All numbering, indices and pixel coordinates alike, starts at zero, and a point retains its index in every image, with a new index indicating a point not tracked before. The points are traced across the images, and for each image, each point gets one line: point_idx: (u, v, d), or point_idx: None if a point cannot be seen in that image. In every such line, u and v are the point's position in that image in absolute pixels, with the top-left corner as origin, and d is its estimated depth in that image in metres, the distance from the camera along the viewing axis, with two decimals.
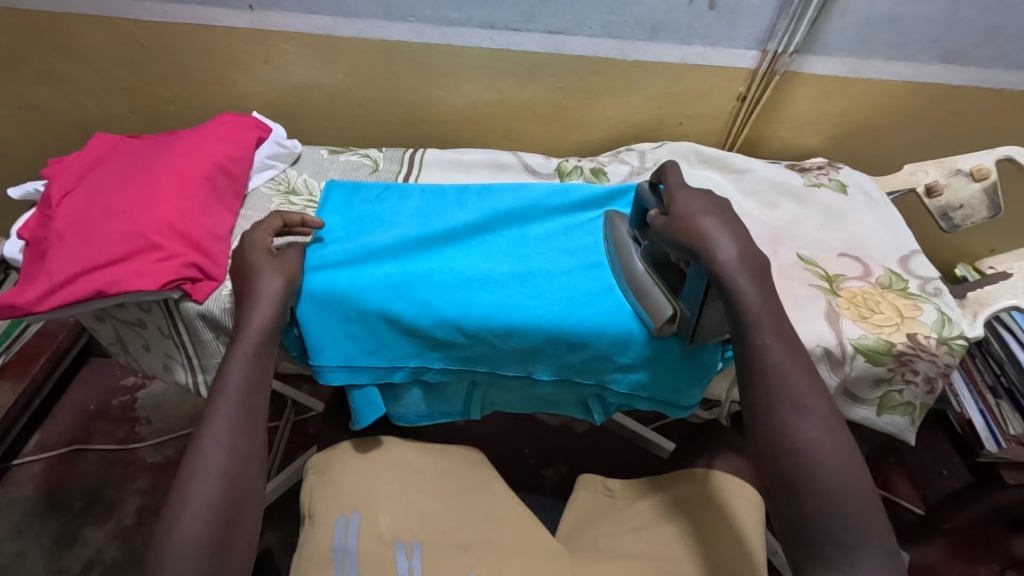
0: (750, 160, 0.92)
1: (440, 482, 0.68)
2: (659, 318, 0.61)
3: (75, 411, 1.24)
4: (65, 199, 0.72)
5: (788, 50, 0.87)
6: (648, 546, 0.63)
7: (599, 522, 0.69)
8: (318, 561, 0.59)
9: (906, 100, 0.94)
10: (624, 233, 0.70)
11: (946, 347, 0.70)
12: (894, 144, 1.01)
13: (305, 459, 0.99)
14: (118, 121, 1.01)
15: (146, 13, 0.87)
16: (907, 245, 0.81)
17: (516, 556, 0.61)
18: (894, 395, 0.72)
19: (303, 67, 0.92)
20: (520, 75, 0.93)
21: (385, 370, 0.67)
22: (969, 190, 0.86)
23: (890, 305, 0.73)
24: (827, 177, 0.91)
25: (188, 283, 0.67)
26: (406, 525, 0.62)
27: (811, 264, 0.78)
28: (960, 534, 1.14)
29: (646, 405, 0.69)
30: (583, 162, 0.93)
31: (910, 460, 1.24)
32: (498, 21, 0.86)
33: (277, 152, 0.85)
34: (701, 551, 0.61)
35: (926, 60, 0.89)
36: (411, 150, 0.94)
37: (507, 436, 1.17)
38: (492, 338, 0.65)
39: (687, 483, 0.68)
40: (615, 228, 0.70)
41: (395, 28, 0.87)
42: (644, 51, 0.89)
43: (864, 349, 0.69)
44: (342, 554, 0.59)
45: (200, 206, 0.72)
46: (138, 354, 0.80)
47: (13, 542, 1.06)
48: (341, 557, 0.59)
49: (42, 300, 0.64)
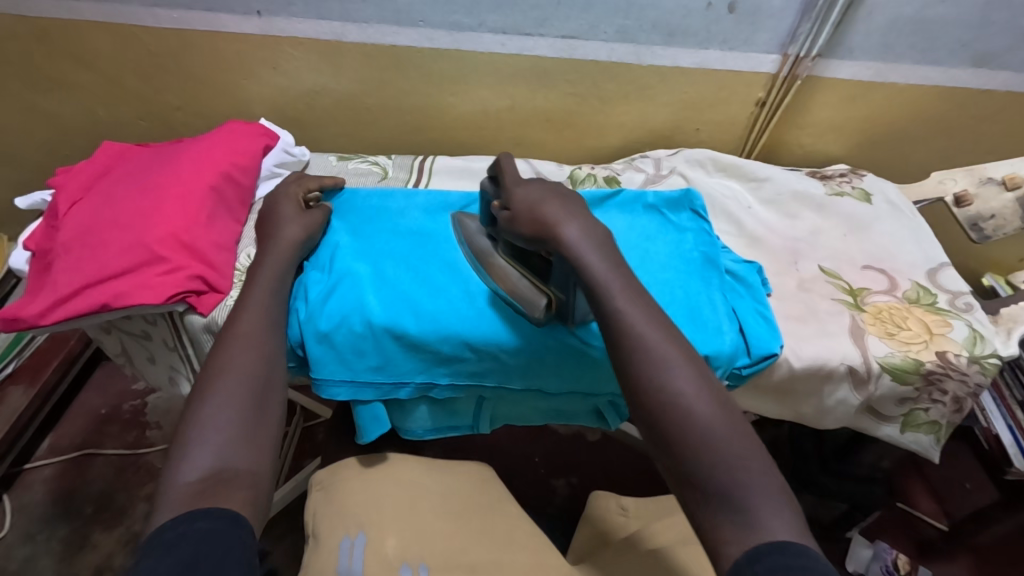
0: (770, 168, 0.89)
1: (446, 503, 0.65)
2: (535, 310, 0.59)
3: (87, 416, 1.24)
4: (71, 210, 0.71)
5: (810, 54, 0.84)
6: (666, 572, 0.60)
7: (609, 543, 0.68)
8: None
9: (935, 105, 0.91)
10: (474, 231, 0.69)
11: (978, 366, 0.67)
12: (920, 150, 0.97)
13: (310, 471, 0.98)
14: (127, 127, 1.00)
15: (154, 19, 0.86)
16: (936, 258, 0.78)
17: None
18: (920, 413, 0.69)
19: (312, 73, 0.91)
20: (532, 81, 0.91)
21: (390, 386, 0.66)
22: (1001, 200, 0.82)
23: (919, 322, 0.70)
24: (849, 184, 0.88)
25: (193, 295, 0.66)
26: (412, 546, 0.60)
27: (834, 277, 0.76)
28: (986, 552, 1.10)
29: None
30: (596, 170, 0.90)
31: (932, 474, 1.20)
32: (510, 26, 0.84)
33: (285, 160, 0.85)
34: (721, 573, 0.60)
35: (955, 64, 0.85)
36: (421, 158, 0.92)
37: (518, 446, 1.15)
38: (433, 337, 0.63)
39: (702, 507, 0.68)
40: (465, 228, 0.70)
41: (404, 33, 0.85)
42: (659, 56, 0.86)
43: (890, 367, 0.66)
44: None
45: (206, 216, 0.70)
46: (144, 365, 0.79)
47: (24, 547, 1.06)
48: None
49: (45, 314, 0.63)
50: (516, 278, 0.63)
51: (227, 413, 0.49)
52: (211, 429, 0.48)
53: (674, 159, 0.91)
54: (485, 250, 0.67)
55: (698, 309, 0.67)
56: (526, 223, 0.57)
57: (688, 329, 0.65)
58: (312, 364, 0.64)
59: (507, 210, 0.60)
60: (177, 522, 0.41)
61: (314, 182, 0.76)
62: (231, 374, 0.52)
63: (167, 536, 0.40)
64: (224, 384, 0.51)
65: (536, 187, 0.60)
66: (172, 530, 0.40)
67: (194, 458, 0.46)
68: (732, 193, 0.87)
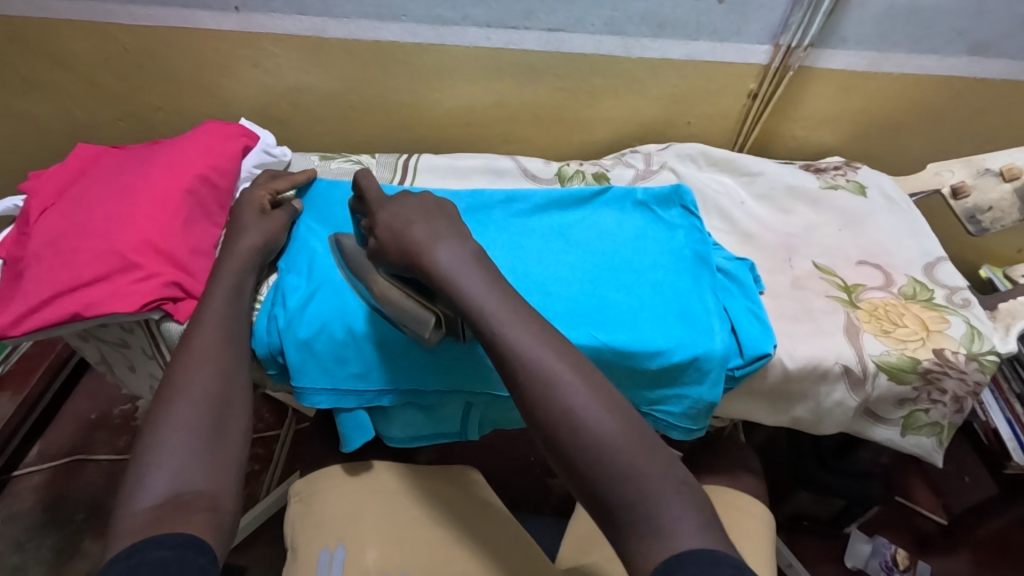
0: (762, 162, 0.87)
1: (430, 511, 0.64)
2: (425, 329, 0.55)
3: (77, 421, 1.22)
4: (44, 215, 0.69)
5: (803, 44, 0.82)
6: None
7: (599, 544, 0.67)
8: None
9: (930, 96, 0.89)
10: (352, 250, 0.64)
11: (976, 364, 0.65)
12: (915, 141, 0.95)
13: (283, 491, 0.93)
14: (107, 127, 0.98)
15: (128, 17, 0.83)
16: (932, 252, 0.76)
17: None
18: (919, 414, 0.67)
19: (293, 70, 0.89)
20: (520, 75, 0.89)
21: (373, 393, 0.64)
22: (998, 191, 0.81)
23: (915, 318, 0.68)
24: (844, 177, 0.86)
25: (169, 302, 0.64)
26: (393, 557, 0.59)
27: (828, 273, 0.74)
28: (986, 547, 1.09)
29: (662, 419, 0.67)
30: (585, 165, 0.88)
31: (931, 468, 1.19)
32: (495, 20, 0.82)
33: (265, 161, 0.83)
34: None
35: (951, 53, 0.83)
36: (405, 156, 0.90)
37: (512, 446, 1.14)
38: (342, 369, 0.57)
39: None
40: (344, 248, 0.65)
41: (386, 28, 0.83)
42: (648, 48, 0.84)
43: (887, 366, 0.64)
44: None
45: (182, 221, 0.68)
46: (124, 373, 0.77)
47: (13, 556, 1.04)
48: None
49: (16, 324, 0.62)
50: (400, 298, 0.58)
51: (192, 435, 0.48)
52: (176, 450, 0.47)
53: (664, 154, 0.89)
54: (362, 265, 0.62)
55: (688, 307, 0.65)
56: (395, 251, 0.55)
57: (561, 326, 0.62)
58: (294, 374, 0.62)
59: (374, 236, 0.58)
60: (134, 551, 0.40)
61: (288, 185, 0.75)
62: (194, 391, 0.51)
63: (124, 566, 0.39)
64: (183, 406, 0.49)
65: (401, 206, 0.58)
66: (129, 561, 0.39)
67: (148, 485, 0.45)
68: (723, 188, 0.85)
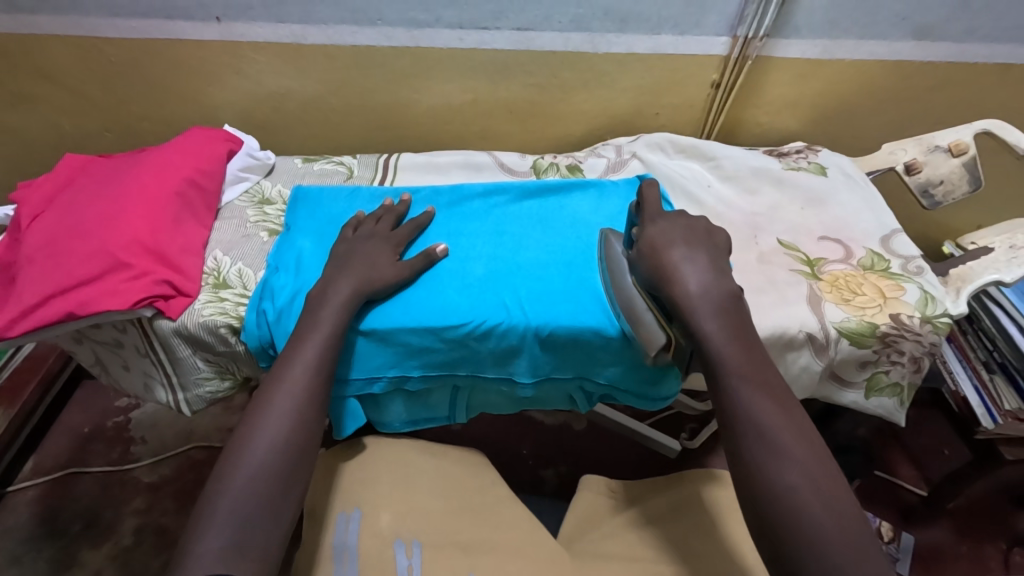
0: (725, 148, 0.91)
1: (441, 483, 0.68)
2: (652, 348, 0.57)
3: (70, 433, 1.22)
4: (35, 222, 0.72)
5: (759, 35, 0.86)
6: (655, 546, 0.63)
7: (602, 525, 0.69)
8: (320, 557, 0.59)
9: (886, 79, 0.94)
10: (618, 252, 0.66)
11: (931, 326, 0.68)
12: (871, 125, 1.00)
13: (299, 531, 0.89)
14: (94, 139, 1.00)
15: (114, 29, 0.86)
16: (889, 225, 0.80)
17: (515, 557, 0.60)
18: (882, 376, 0.71)
19: (275, 75, 0.92)
20: (493, 74, 0.92)
21: (363, 381, 0.66)
22: (948, 165, 0.85)
23: (873, 287, 0.72)
24: (805, 160, 0.90)
25: (161, 300, 0.66)
26: (406, 522, 0.62)
27: (792, 249, 0.78)
28: (965, 515, 1.13)
29: (625, 398, 0.71)
30: (559, 159, 0.91)
31: (911, 442, 1.23)
32: (467, 21, 0.85)
33: (250, 164, 0.85)
34: (684, 555, 0.62)
35: (898, 37, 0.88)
36: (386, 155, 0.92)
37: (504, 438, 1.17)
38: (331, 358, 0.60)
39: (687, 486, 0.69)
40: (610, 248, 0.67)
41: (364, 32, 0.86)
42: (615, 43, 0.88)
43: (847, 332, 0.68)
44: (341, 550, 0.60)
45: (170, 221, 0.71)
46: (117, 376, 0.79)
47: (11, 569, 1.04)
48: (341, 554, 0.59)
49: (11, 325, 0.63)
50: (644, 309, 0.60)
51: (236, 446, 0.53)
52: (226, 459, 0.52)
53: (635, 145, 0.93)
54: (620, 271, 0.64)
55: None
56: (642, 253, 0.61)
57: (528, 309, 0.65)
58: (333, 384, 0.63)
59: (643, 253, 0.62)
60: None
61: (374, 222, 0.73)
62: None
63: None
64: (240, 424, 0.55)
65: (671, 226, 0.64)
66: None
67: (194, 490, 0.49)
68: (690, 173, 0.89)
